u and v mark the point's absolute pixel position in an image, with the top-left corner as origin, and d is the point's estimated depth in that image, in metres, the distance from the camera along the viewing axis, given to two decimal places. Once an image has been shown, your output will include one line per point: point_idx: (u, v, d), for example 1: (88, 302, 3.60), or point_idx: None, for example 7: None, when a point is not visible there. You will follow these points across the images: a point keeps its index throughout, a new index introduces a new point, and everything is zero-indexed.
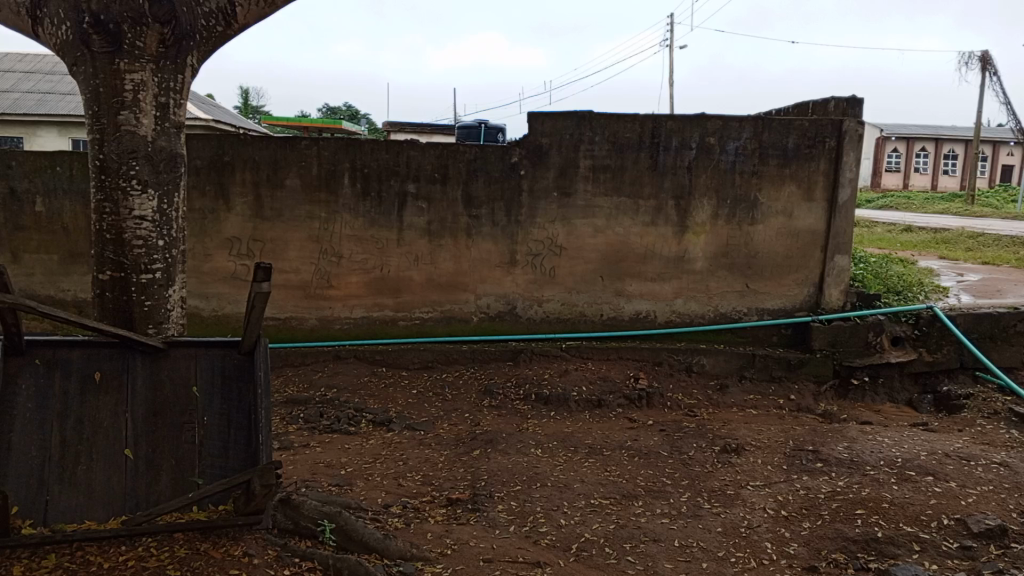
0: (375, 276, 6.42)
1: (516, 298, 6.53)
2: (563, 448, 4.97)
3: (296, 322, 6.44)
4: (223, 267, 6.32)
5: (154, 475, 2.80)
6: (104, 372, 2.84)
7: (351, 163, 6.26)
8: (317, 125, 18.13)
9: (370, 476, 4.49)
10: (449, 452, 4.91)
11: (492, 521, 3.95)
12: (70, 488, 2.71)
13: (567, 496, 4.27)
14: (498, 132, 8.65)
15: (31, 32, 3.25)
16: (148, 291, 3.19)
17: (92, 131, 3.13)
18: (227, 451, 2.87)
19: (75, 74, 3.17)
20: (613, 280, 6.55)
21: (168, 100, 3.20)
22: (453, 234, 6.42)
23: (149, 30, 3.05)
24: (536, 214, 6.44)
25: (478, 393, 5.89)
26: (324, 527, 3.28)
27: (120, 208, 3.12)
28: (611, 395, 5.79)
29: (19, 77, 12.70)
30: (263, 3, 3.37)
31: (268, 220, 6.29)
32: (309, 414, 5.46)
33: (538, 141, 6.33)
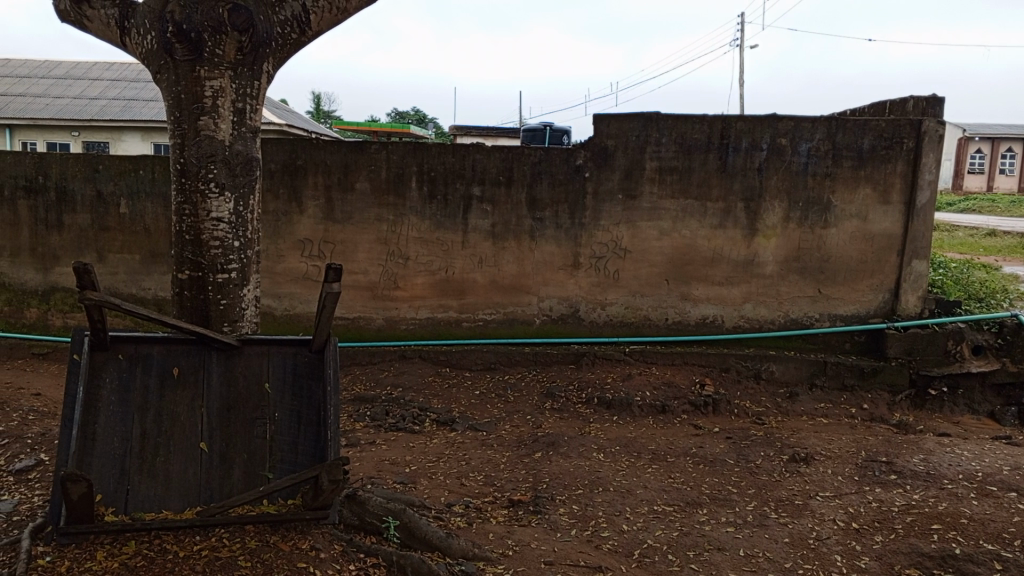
0: (440, 277, 6.50)
1: (579, 301, 6.51)
2: (626, 454, 4.93)
3: (363, 322, 6.56)
4: (294, 268, 6.50)
5: (228, 468, 2.90)
6: (182, 368, 2.96)
7: (418, 166, 6.36)
8: (386, 129, 18.47)
9: (433, 475, 4.54)
10: (510, 454, 4.93)
11: (554, 523, 3.95)
12: (149, 478, 2.82)
13: (629, 501, 4.24)
14: (564, 135, 8.64)
15: (119, 42, 3.41)
16: (224, 290, 3.30)
17: (174, 136, 3.27)
18: (296, 446, 2.96)
19: (159, 81, 3.31)
20: (679, 284, 6.46)
21: (245, 106, 3.31)
22: (517, 237, 6.45)
23: (228, 38, 3.16)
24: (601, 217, 6.41)
25: (541, 395, 5.90)
26: (388, 524, 3.34)
27: (199, 210, 3.24)
28: (675, 401, 5.73)
29: (106, 85, 13.31)
30: (336, 10, 3.46)
31: (338, 222, 6.44)
32: (374, 412, 5.56)
33: (604, 143, 6.30)
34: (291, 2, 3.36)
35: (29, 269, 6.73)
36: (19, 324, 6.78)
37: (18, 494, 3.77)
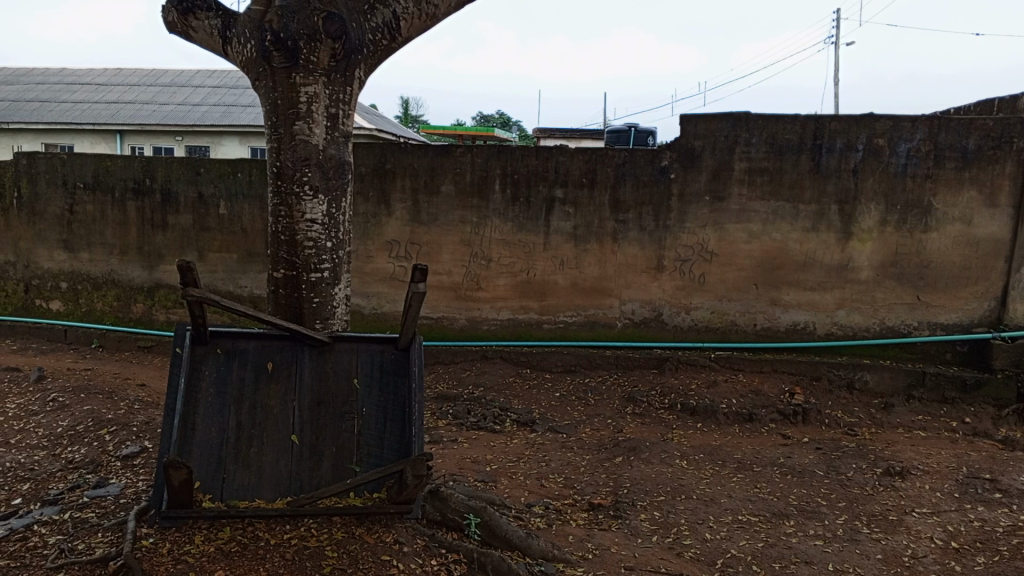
0: (522, 279, 6.54)
1: (662, 304, 6.43)
2: (710, 462, 4.83)
3: (447, 322, 6.66)
4: (382, 269, 6.66)
5: (317, 460, 2.99)
6: (276, 362, 3.09)
7: (502, 169, 6.43)
8: (472, 133, 18.70)
9: (513, 475, 4.58)
10: (591, 457, 4.91)
11: (635, 529, 3.92)
12: (243, 468, 2.94)
13: (713, 510, 4.16)
14: (650, 136, 8.55)
15: (220, 51, 3.57)
16: (317, 288, 3.42)
17: (271, 141, 3.41)
18: (382, 441, 3.03)
19: (257, 88, 3.46)
20: (768, 288, 6.29)
21: (338, 111, 3.42)
22: (600, 239, 6.42)
23: (322, 45, 3.27)
24: (687, 219, 6.31)
25: (622, 399, 5.85)
26: (470, 521, 3.40)
27: (294, 212, 3.36)
28: (763, 409, 5.57)
29: (208, 92, 13.95)
30: (426, 16, 3.54)
31: (424, 224, 6.56)
32: (457, 411, 5.64)
33: (691, 144, 6.22)
34: (382, 9, 3.46)
35: (136, 267, 7.13)
36: (126, 318, 7.20)
37: (125, 478, 4.01)
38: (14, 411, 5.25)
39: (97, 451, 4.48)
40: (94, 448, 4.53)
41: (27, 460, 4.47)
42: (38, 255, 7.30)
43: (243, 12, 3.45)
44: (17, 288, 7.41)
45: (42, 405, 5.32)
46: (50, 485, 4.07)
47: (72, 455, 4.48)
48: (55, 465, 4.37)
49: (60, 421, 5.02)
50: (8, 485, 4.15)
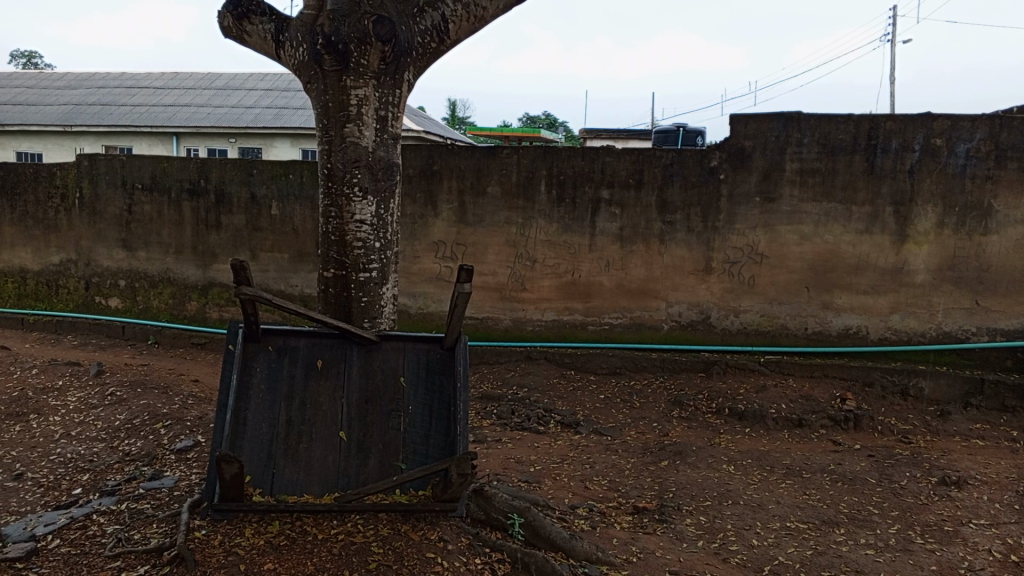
0: (567, 280, 6.53)
1: (710, 307, 6.35)
2: (757, 467, 4.76)
3: (491, 322, 6.69)
4: (428, 269, 6.72)
5: (364, 457, 3.03)
6: (325, 360, 3.15)
7: (549, 169, 6.44)
8: (518, 134, 18.74)
9: (557, 476, 4.57)
10: (636, 460, 4.88)
11: (680, 533, 3.89)
12: (293, 463, 3.00)
13: (760, 516, 4.09)
14: (698, 136, 8.46)
15: (274, 55, 3.65)
16: (365, 288, 3.46)
17: (322, 143, 3.48)
18: (428, 440, 3.07)
19: (309, 91, 3.53)
20: (820, 291, 6.17)
21: (387, 113, 3.47)
22: (647, 240, 6.38)
23: (373, 48, 3.32)
24: (736, 220, 6.23)
25: (668, 402, 5.80)
26: (514, 521, 3.41)
27: (344, 212, 3.42)
28: (813, 415, 5.47)
29: (260, 95, 14.25)
30: (475, 18, 3.57)
31: (470, 225, 6.61)
32: (501, 411, 5.66)
33: (741, 144, 6.14)
34: (431, 12, 3.51)
35: (190, 266, 7.33)
36: (181, 316, 7.39)
37: (179, 471, 4.12)
38: (74, 404, 5.44)
39: (153, 444, 4.62)
40: (149, 441, 4.67)
41: (87, 452, 4.63)
42: (98, 253, 7.55)
43: (296, 16, 3.52)
44: (78, 285, 7.67)
45: (101, 398, 5.50)
46: (108, 476, 4.21)
47: (129, 448, 4.63)
48: (113, 457, 4.51)
49: (117, 414, 5.18)
50: (70, 475, 4.31)
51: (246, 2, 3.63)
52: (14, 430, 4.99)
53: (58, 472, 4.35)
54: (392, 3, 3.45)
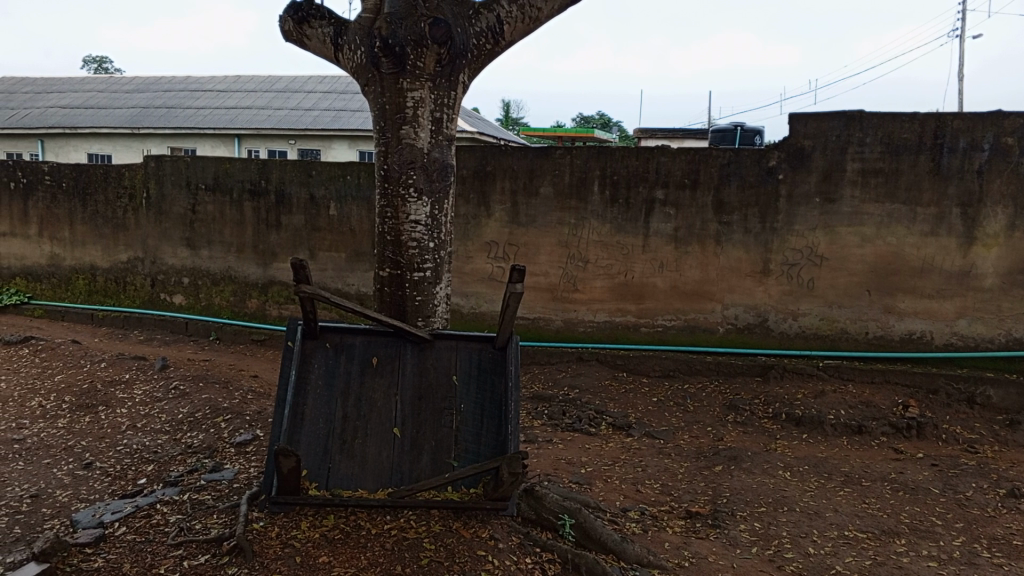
0: (620, 281, 6.49)
1: (768, 310, 6.24)
2: (814, 474, 4.66)
3: (543, 323, 6.70)
4: (481, 269, 6.76)
5: (417, 453, 3.07)
6: (381, 357, 3.21)
7: (602, 170, 6.41)
8: (572, 134, 18.69)
9: (609, 478, 4.56)
10: (689, 464, 4.83)
11: (733, 539, 3.83)
12: (348, 458, 3.06)
13: (816, 524, 4.01)
14: (756, 135, 8.31)
15: (332, 58, 3.72)
16: (419, 287, 3.51)
17: (379, 145, 3.54)
18: (479, 439, 3.10)
19: (366, 93, 3.59)
20: (882, 295, 6.01)
21: (442, 115, 3.51)
22: (702, 242, 6.30)
23: (429, 51, 3.36)
24: (795, 221, 6.11)
25: (722, 407, 5.73)
26: (564, 522, 3.41)
27: (399, 213, 3.47)
28: (873, 421, 5.32)
29: (318, 98, 14.53)
30: (530, 19, 3.59)
31: (523, 225, 6.63)
32: (552, 411, 5.66)
33: (800, 144, 6.02)
34: (486, 14, 3.55)
35: (251, 264, 7.52)
36: (241, 313, 7.59)
37: (238, 464, 4.24)
38: (140, 397, 5.64)
39: (214, 437, 4.76)
40: (210, 435, 4.82)
41: (152, 443, 4.80)
42: (164, 252, 7.81)
43: (354, 20, 3.59)
44: (144, 283, 7.95)
45: (165, 392, 5.69)
46: (171, 467, 4.35)
47: (191, 440, 4.78)
48: (176, 449, 4.67)
49: (180, 407, 5.36)
50: (135, 465, 4.47)
51: (306, 7, 3.72)
52: (85, 421, 5.26)
53: (124, 462, 4.53)
54: (448, 6, 3.50)
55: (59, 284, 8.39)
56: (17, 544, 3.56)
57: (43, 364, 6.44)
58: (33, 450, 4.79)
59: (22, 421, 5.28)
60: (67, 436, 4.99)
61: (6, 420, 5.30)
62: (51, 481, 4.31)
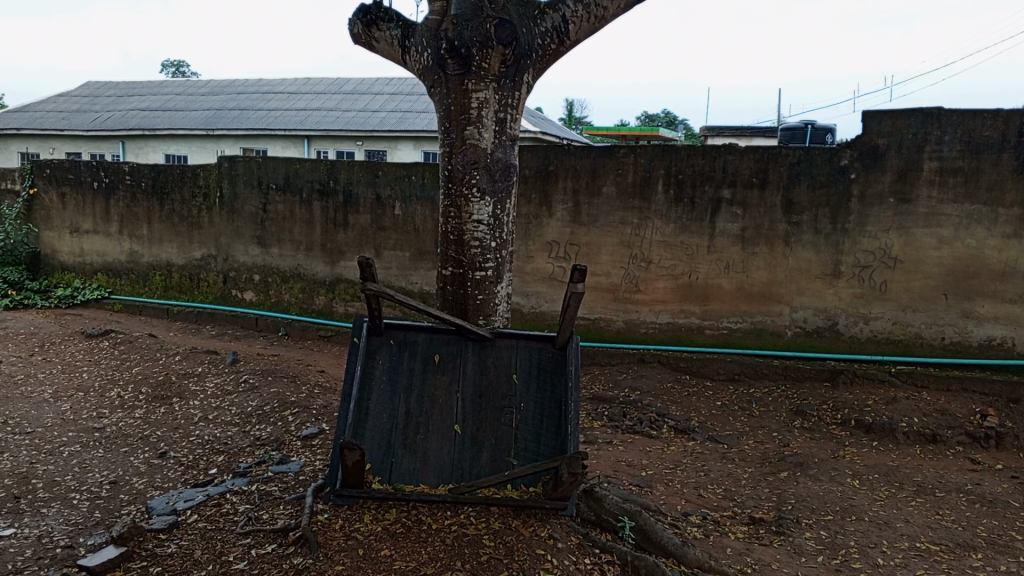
0: (684, 282, 6.42)
1: (837, 313, 6.08)
2: (885, 483, 4.52)
3: (604, 323, 6.67)
4: (542, 268, 6.78)
5: (477, 450, 3.11)
6: (443, 355, 3.26)
7: (666, 169, 6.35)
8: (635, 133, 18.48)
9: (670, 482, 4.52)
10: (753, 470, 4.74)
11: (799, 547, 3.75)
12: (411, 453, 3.11)
13: (886, 534, 3.89)
14: (828, 134, 8.09)
15: (399, 60, 3.79)
16: (481, 286, 3.54)
17: (444, 145, 3.59)
18: (539, 438, 3.11)
19: (431, 94, 3.65)
20: (959, 299, 5.79)
21: (505, 115, 3.54)
22: (769, 242, 6.18)
23: (493, 52, 3.40)
24: (867, 222, 5.94)
25: (789, 412, 5.61)
26: (624, 524, 3.40)
27: (462, 213, 3.52)
28: (948, 430, 5.13)
29: (385, 99, 14.77)
30: (595, 19, 3.60)
31: (584, 225, 6.62)
32: (612, 413, 5.64)
33: (873, 142, 5.85)
34: (551, 14, 3.56)
35: (319, 262, 7.71)
36: (309, 309, 7.79)
37: (304, 457, 4.35)
38: (212, 389, 5.85)
39: (281, 430, 4.90)
40: (278, 428, 4.96)
41: (222, 435, 4.97)
42: (235, 250, 8.08)
43: (421, 22, 3.66)
44: (218, 279, 8.24)
45: (236, 385, 5.89)
46: (241, 459, 4.50)
47: (259, 433, 4.93)
48: (245, 441, 4.83)
49: (250, 400, 5.54)
50: (207, 455, 4.65)
51: (375, 10, 3.80)
52: (160, 411, 5.49)
53: (197, 453, 4.71)
54: (513, 7, 3.53)
55: (138, 280, 8.77)
56: (97, 527, 3.75)
57: (121, 356, 6.74)
58: (112, 438, 5.03)
59: (102, 411, 5.55)
60: (144, 426, 5.22)
61: (87, 410, 5.58)
62: (129, 468, 4.51)
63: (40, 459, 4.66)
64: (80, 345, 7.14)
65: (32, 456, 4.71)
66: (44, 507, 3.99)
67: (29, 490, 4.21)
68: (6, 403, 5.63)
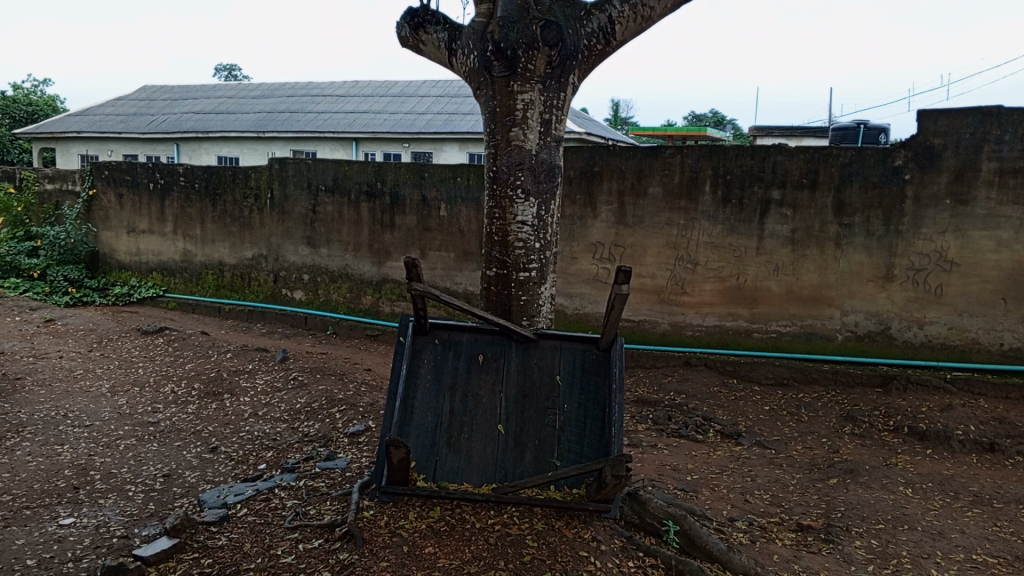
0: (732, 284, 6.35)
1: (890, 317, 5.95)
2: (939, 492, 4.41)
3: (649, 325, 6.63)
4: (586, 270, 6.77)
5: (521, 451, 3.14)
6: (487, 355, 3.29)
7: (714, 169, 6.29)
8: (682, 134, 18.31)
9: (715, 487, 4.47)
10: (801, 476, 4.67)
11: (848, 555, 3.68)
12: (455, 452, 3.16)
13: (940, 545, 3.80)
14: (882, 134, 7.91)
15: (445, 62, 3.84)
16: (525, 287, 3.56)
17: (490, 147, 3.62)
18: (583, 439, 3.12)
19: (478, 96, 3.69)
20: (1020, 304, 5.62)
21: (551, 116, 3.56)
22: (820, 244, 6.07)
23: (540, 53, 3.42)
24: (923, 224, 5.80)
25: (839, 418, 5.50)
26: (668, 527, 3.38)
27: (507, 214, 3.54)
28: (1007, 439, 4.97)
29: (431, 101, 14.92)
30: (642, 19, 3.59)
31: (630, 226, 6.59)
32: (657, 416, 5.61)
33: (929, 142, 5.71)
34: (598, 15, 3.57)
35: (366, 263, 7.82)
36: (356, 309, 7.92)
37: (350, 453, 4.43)
38: (262, 386, 5.99)
39: (329, 427, 4.99)
40: (326, 424, 5.05)
41: (272, 431, 5.09)
42: (285, 249, 8.25)
43: (467, 25, 3.70)
44: (268, 279, 8.42)
45: (285, 382, 6.02)
46: (289, 454, 4.60)
47: (307, 429, 5.03)
48: (293, 437, 4.93)
49: (299, 397, 5.65)
50: (257, 451, 4.76)
51: (422, 14, 3.86)
52: (212, 407, 5.64)
53: (247, 448, 4.82)
54: (559, 7, 3.55)
55: (191, 278, 9.01)
56: (151, 518, 3.87)
57: (175, 353, 6.94)
58: (166, 433, 5.19)
59: (156, 405, 5.72)
60: (196, 421, 5.37)
61: (143, 404, 5.76)
62: (182, 462, 4.65)
63: (98, 452, 4.83)
64: (136, 341, 7.37)
65: (90, 449, 4.88)
66: (102, 498, 4.14)
67: (88, 481, 4.37)
68: (66, 396, 5.85)
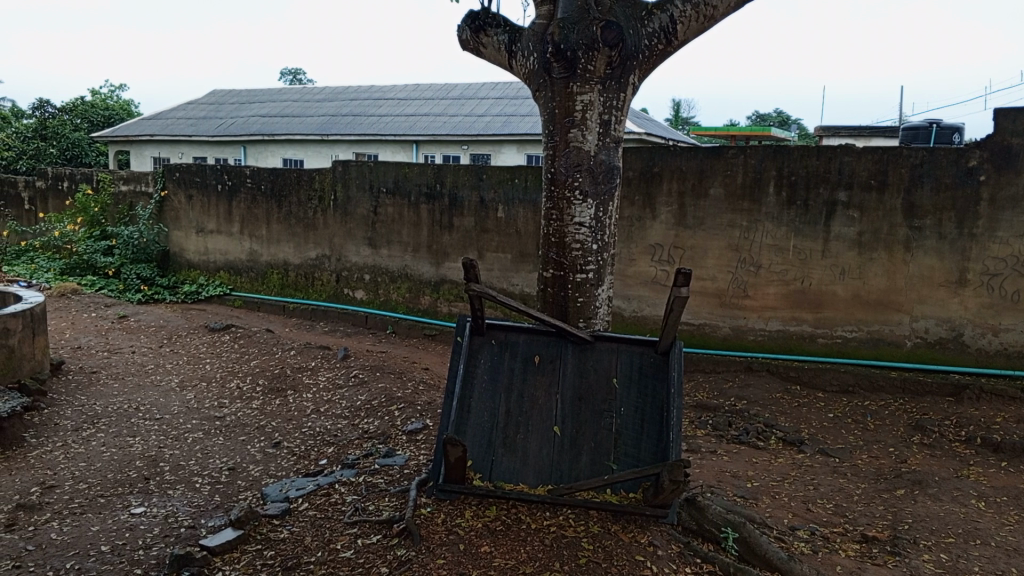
0: (795, 288, 6.21)
1: (963, 324, 5.74)
2: (1014, 506, 4.23)
3: (709, 329, 6.54)
4: (645, 272, 6.72)
5: (577, 453, 3.13)
6: (543, 356, 3.30)
7: (778, 170, 6.16)
8: (745, 134, 17.98)
9: (776, 494, 4.39)
10: (866, 486, 4.54)
11: (916, 568, 3.57)
12: (511, 452, 3.18)
13: (1016, 561, 3.65)
14: (956, 133, 7.63)
15: (506, 64, 3.87)
16: (582, 289, 3.56)
17: (548, 148, 3.64)
18: (640, 443, 3.10)
19: (537, 98, 3.71)
20: None
21: (610, 118, 3.54)
22: (889, 248, 5.89)
23: (600, 54, 3.42)
24: (999, 227, 5.58)
25: (907, 427, 5.33)
26: (726, 534, 3.34)
27: (564, 215, 3.55)
28: None
29: (491, 104, 15.02)
30: (704, 18, 3.56)
31: (690, 228, 6.51)
32: (716, 422, 5.53)
33: (1006, 141, 5.48)
34: (659, 15, 3.55)
35: (425, 264, 7.92)
36: (415, 309, 8.02)
37: (409, 451, 4.50)
38: (324, 383, 6.13)
39: (388, 424, 5.08)
40: (385, 422, 5.14)
41: (332, 427, 5.20)
42: (348, 250, 8.41)
43: (528, 27, 3.73)
44: (331, 278, 8.60)
45: (346, 379, 6.14)
46: (350, 450, 4.70)
47: (367, 426, 5.13)
48: (353, 433, 5.03)
49: (358, 395, 5.76)
50: (317, 447, 4.87)
51: (483, 16, 3.89)
52: (275, 403, 5.79)
53: (308, 444, 4.94)
54: (620, 9, 3.54)
55: (256, 278, 9.27)
56: (217, 510, 4.00)
57: (241, 350, 7.14)
58: (231, 427, 5.35)
59: (222, 401, 5.90)
60: (260, 417, 5.53)
61: (209, 399, 5.95)
62: (246, 456, 4.79)
63: (167, 444, 5.01)
64: (204, 338, 7.62)
65: (160, 441, 5.07)
66: (170, 488, 4.30)
67: (157, 472, 4.54)
68: (138, 390, 6.08)
